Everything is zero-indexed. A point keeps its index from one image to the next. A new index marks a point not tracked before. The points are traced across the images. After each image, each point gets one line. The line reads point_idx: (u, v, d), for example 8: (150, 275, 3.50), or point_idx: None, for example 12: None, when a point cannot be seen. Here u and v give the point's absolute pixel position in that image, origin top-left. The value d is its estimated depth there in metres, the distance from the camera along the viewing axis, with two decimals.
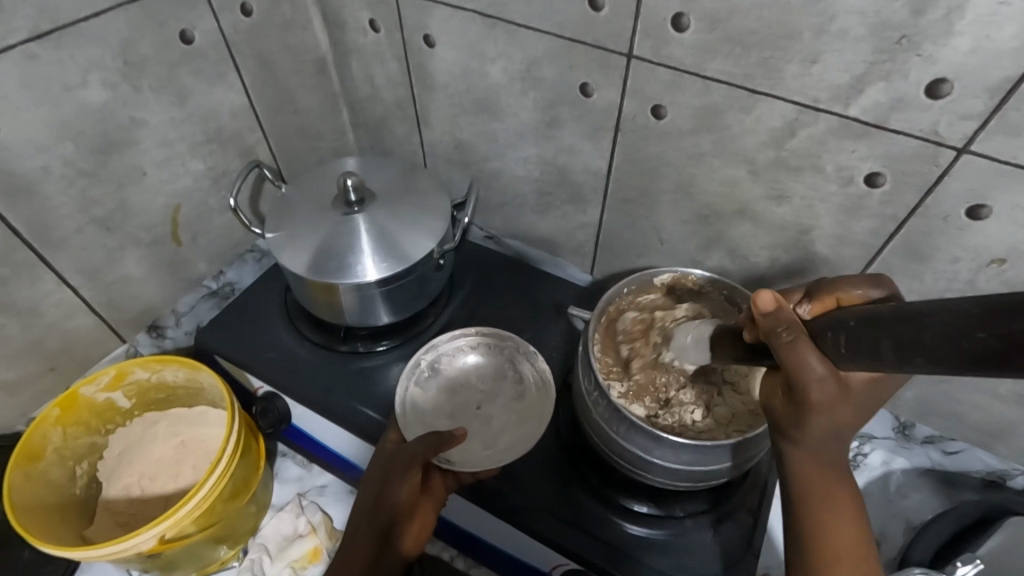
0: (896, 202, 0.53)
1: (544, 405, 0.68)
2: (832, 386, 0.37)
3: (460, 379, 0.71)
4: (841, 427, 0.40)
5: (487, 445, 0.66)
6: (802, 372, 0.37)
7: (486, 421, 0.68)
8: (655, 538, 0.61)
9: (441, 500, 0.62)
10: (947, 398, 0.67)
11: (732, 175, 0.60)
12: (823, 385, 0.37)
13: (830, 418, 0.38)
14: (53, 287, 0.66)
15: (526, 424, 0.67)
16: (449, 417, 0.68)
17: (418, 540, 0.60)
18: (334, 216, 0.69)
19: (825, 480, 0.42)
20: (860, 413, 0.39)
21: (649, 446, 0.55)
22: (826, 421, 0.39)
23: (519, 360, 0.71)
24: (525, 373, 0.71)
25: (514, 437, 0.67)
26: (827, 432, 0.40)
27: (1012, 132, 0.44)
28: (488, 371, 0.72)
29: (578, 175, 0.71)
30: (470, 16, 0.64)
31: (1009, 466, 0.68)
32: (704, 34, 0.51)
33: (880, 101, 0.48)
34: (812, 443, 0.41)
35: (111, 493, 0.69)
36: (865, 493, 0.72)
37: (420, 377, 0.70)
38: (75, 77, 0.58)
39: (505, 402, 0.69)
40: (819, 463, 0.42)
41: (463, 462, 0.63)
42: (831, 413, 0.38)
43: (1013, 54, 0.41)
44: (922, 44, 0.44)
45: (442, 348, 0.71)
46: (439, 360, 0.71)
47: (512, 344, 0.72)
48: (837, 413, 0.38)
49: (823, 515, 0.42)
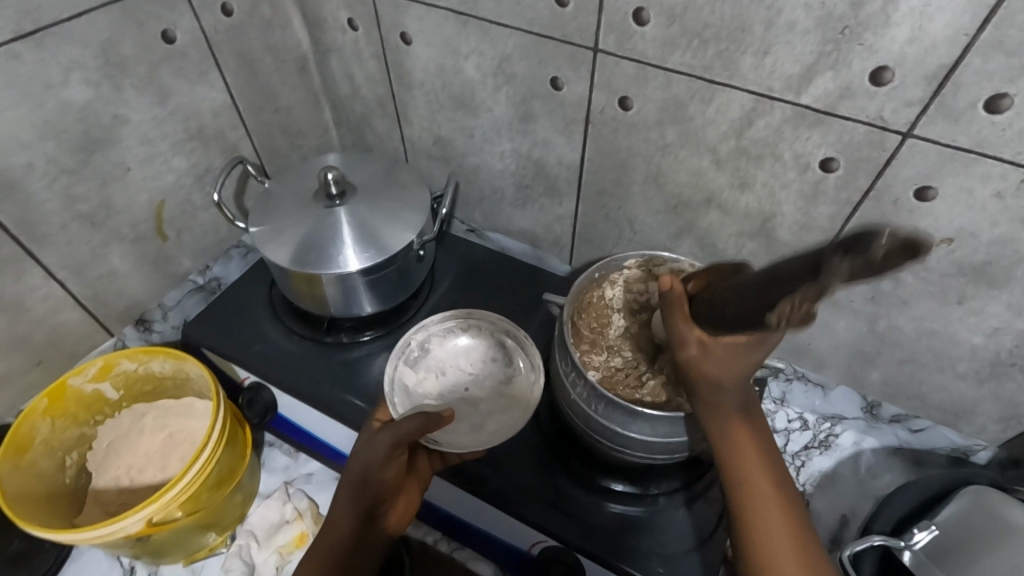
0: (851, 187, 0.55)
1: (531, 392, 0.68)
2: (695, 348, 0.47)
3: (449, 361, 0.71)
4: (725, 382, 0.47)
5: (474, 428, 0.66)
6: (676, 337, 0.48)
7: (472, 403, 0.68)
8: (630, 515, 0.64)
9: (427, 480, 0.64)
10: (910, 379, 0.69)
11: (697, 164, 0.62)
12: (687, 347, 0.48)
13: (707, 378, 0.48)
14: (40, 281, 0.67)
15: (512, 410, 0.67)
16: (438, 398, 0.68)
17: (401, 518, 0.60)
18: (316, 209, 0.71)
19: (733, 428, 0.49)
20: (737, 372, 0.47)
21: (626, 421, 0.57)
22: (705, 379, 0.48)
23: (510, 349, 0.72)
24: (516, 358, 0.71)
25: (501, 421, 0.66)
26: (711, 390, 0.48)
27: (951, 117, 0.47)
28: (478, 356, 0.72)
29: (552, 168, 0.74)
30: (444, 14, 0.66)
31: (971, 442, 0.70)
32: (663, 28, 0.54)
33: (828, 89, 0.50)
34: (707, 398, 0.49)
35: (100, 484, 0.71)
36: (836, 474, 0.75)
37: (410, 356, 0.71)
38: (57, 76, 0.60)
39: (492, 387, 0.70)
40: (724, 421, 0.49)
41: (452, 442, 0.64)
42: (706, 370, 0.47)
43: (946, 43, 0.44)
44: (863, 35, 0.46)
45: (432, 329, 0.73)
46: (429, 341, 0.72)
47: (503, 329, 0.73)
48: (710, 372, 0.47)
49: (732, 459, 0.48)
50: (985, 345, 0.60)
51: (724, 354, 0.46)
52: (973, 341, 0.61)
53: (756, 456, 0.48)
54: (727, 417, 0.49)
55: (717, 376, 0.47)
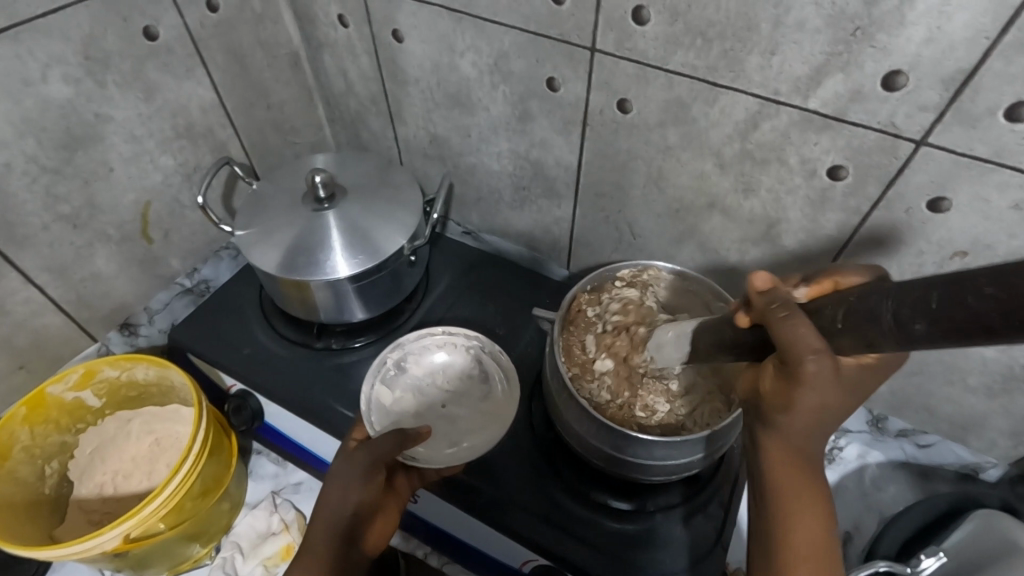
0: (861, 195, 0.52)
1: (509, 407, 0.67)
2: (826, 363, 0.31)
3: (426, 378, 0.69)
4: (828, 414, 0.34)
5: (451, 443, 0.65)
6: (795, 343, 0.32)
7: (450, 420, 0.67)
8: (626, 531, 0.61)
9: (404, 500, 0.62)
10: (918, 391, 0.66)
11: (700, 168, 0.59)
12: (817, 360, 0.31)
13: (814, 402, 0.33)
14: (20, 285, 0.65)
15: (492, 425, 0.66)
16: (415, 416, 0.66)
17: (382, 535, 0.59)
18: (304, 212, 0.68)
19: (797, 469, 0.37)
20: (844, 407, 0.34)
21: (622, 444, 0.55)
22: (802, 409, 0.33)
23: (485, 360, 0.70)
24: (492, 374, 0.70)
25: (480, 437, 0.65)
26: (809, 421, 0.34)
27: (968, 123, 0.44)
28: (456, 371, 0.70)
29: (550, 169, 0.71)
30: (437, 11, 0.63)
31: (981, 459, 0.68)
32: (666, 26, 0.51)
33: (839, 92, 0.48)
34: (785, 432, 0.35)
35: (83, 492, 0.69)
36: (841, 487, 0.71)
37: (386, 374, 0.68)
38: (35, 72, 0.58)
39: (470, 402, 0.68)
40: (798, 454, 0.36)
41: (430, 458, 0.62)
42: (818, 399, 0.32)
43: (965, 45, 0.41)
44: (878, 35, 0.44)
45: (408, 346, 0.70)
46: (406, 358, 0.70)
47: (479, 343, 0.71)
48: (822, 399, 0.32)
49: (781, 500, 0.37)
50: (998, 360, 0.58)
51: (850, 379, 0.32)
52: (985, 355, 0.58)
53: (812, 504, 0.37)
54: (797, 454, 0.36)
55: (822, 406, 0.33)
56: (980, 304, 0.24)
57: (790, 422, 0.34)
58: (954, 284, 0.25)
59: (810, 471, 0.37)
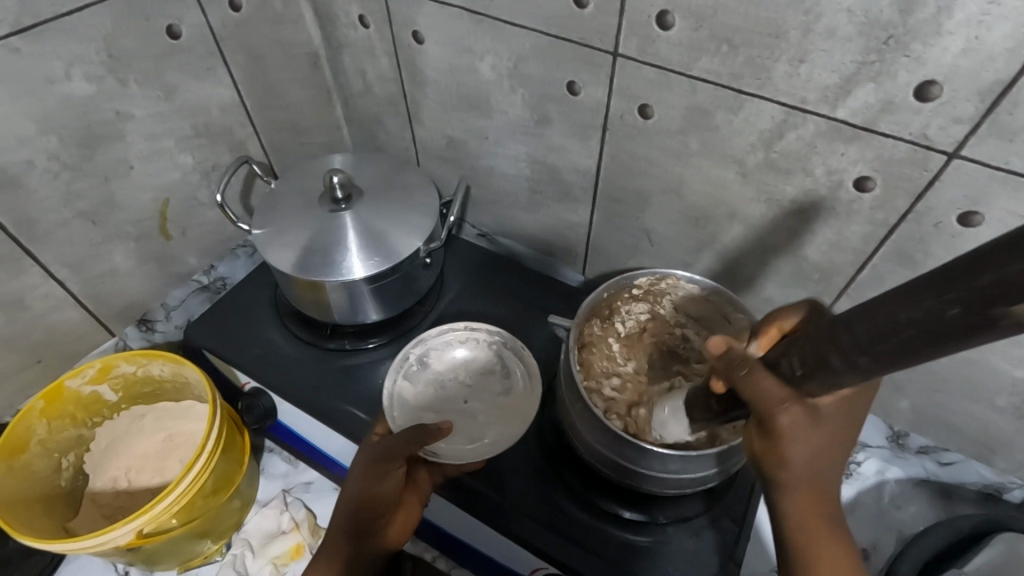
0: (888, 207, 0.51)
1: (529, 403, 0.67)
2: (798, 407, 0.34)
3: (447, 373, 0.69)
4: (824, 456, 0.36)
5: (471, 440, 0.64)
6: (765, 398, 0.35)
7: (471, 416, 0.66)
8: (637, 543, 0.60)
9: (425, 494, 0.62)
10: (941, 408, 0.65)
11: (721, 176, 0.58)
12: (788, 407, 0.34)
13: (805, 449, 0.35)
14: (40, 280, 0.66)
15: (512, 420, 0.66)
16: (435, 411, 0.66)
17: (402, 530, 0.59)
18: (321, 212, 0.68)
19: (819, 519, 0.37)
20: (835, 446, 0.36)
21: (638, 456, 0.53)
22: (798, 459, 0.36)
23: (508, 357, 0.70)
24: (514, 369, 0.69)
25: (500, 433, 0.65)
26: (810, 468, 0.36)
27: (1005, 136, 0.43)
28: (477, 367, 0.70)
29: (567, 174, 0.70)
30: (457, 13, 0.63)
31: (1005, 479, 0.66)
32: (690, 31, 0.50)
33: (869, 102, 0.46)
34: (796, 486, 0.37)
35: (97, 486, 0.70)
36: (858, 502, 0.69)
37: (408, 369, 0.68)
38: (59, 70, 0.58)
39: (489, 397, 0.68)
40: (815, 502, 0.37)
41: (452, 453, 0.62)
42: (807, 446, 0.35)
43: (1004, 56, 0.40)
44: (911, 44, 0.42)
45: (431, 341, 0.70)
46: (429, 353, 0.70)
47: (501, 339, 0.70)
48: (812, 444, 0.35)
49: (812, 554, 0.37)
50: None
51: (829, 417, 0.35)
52: (1014, 375, 0.56)
53: (843, 552, 0.38)
54: (816, 503, 0.37)
55: (814, 449, 0.35)
56: (968, 307, 0.22)
57: (794, 476, 0.36)
58: (942, 287, 0.24)
59: (833, 520, 0.38)
